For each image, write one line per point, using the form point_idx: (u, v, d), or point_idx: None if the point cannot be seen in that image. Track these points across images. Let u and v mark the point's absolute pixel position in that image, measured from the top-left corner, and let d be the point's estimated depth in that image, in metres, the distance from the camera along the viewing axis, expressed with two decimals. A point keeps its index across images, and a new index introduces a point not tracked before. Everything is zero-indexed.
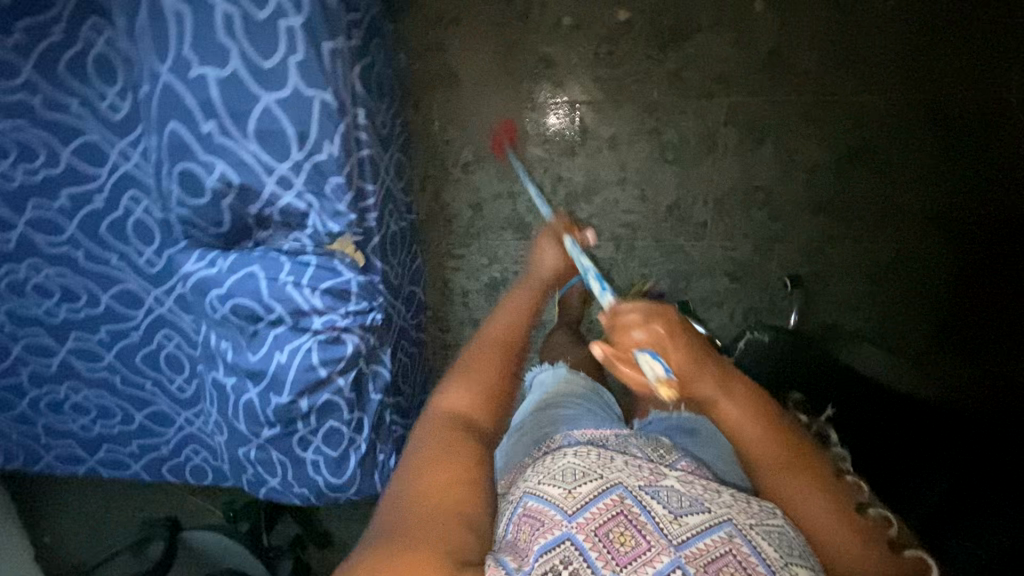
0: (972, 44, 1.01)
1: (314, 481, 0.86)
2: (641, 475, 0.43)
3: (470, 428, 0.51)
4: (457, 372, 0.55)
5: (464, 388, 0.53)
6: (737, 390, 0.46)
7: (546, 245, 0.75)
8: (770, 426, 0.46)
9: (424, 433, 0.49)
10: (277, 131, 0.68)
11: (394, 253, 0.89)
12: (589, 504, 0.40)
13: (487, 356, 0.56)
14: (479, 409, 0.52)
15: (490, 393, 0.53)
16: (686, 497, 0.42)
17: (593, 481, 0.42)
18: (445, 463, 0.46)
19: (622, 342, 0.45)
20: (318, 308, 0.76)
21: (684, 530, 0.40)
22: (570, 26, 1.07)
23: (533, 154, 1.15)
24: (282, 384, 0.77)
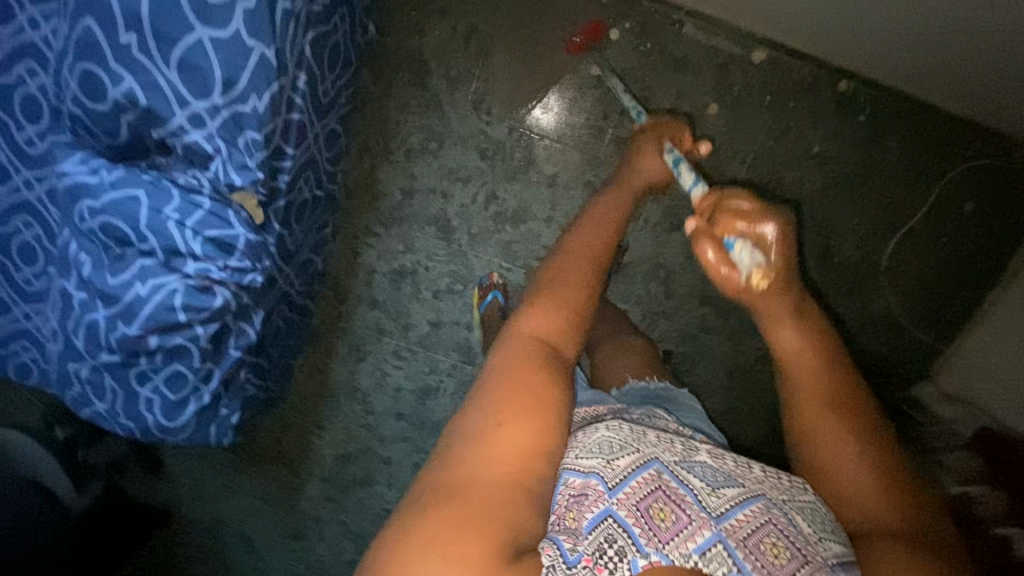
0: (866, 204, 1.13)
1: (142, 418, 0.83)
2: (671, 454, 0.64)
3: (547, 355, 0.66)
4: (543, 306, 0.70)
5: (546, 319, 0.69)
6: (799, 321, 0.72)
7: (646, 155, 0.90)
8: (820, 358, 0.71)
9: (515, 355, 0.65)
10: (202, 69, 0.65)
11: (299, 220, 0.88)
12: (625, 479, 0.60)
13: (567, 293, 0.72)
14: (558, 338, 0.69)
15: (567, 333, 0.70)
16: (713, 471, 0.63)
17: (628, 458, 0.62)
18: (523, 395, 0.60)
19: (707, 225, 0.69)
20: (195, 253, 0.74)
21: (718, 500, 0.61)
22: (545, 62, 1.12)
23: (476, 166, 1.18)
24: (133, 316, 0.74)
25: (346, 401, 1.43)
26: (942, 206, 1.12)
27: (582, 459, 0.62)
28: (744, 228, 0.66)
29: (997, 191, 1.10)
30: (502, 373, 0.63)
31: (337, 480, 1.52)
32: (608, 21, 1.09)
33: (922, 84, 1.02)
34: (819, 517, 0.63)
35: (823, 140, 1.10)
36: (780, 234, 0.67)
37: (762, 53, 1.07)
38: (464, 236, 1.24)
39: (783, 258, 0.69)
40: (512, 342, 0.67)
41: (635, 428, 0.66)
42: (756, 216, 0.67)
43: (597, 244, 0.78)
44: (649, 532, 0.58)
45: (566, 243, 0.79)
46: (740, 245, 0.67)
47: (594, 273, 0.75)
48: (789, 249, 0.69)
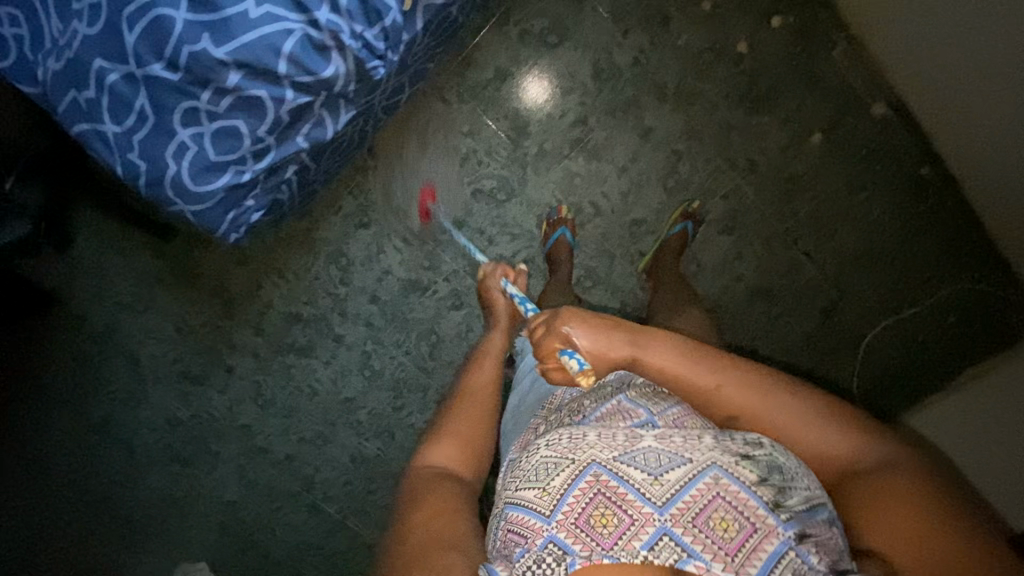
0: (885, 282, 1.21)
1: (160, 164, 0.67)
2: (608, 451, 0.58)
3: (450, 475, 0.72)
4: (436, 438, 0.78)
5: (442, 450, 0.76)
6: (570, 323, 0.65)
7: (495, 295, 1.04)
8: (689, 357, 0.63)
9: (414, 481, 0.72)
10: None
11: (432, 33, 0.75)
12: (560, 501, 0.56)
13: (466, 420, 0.81)
14: (457, 466, 0.75)
15: (467, 451, 0.77)
16: (656, 454, 0.58)
17: (563, 476, 0.58)
18: (429, 502, 0.66)
19: (546, 346, 0.66)
20: (336, 2, 0.60)
21: (663, 486, 0.56)
22: (700, 14, 1.08)
23: (584, 81, 1.11)
24: (228, 36, 0.59)
25: (325, 259, 1.29)
26: (943, 310, 1.21)
27: (522, 489, 0.59)
28: (561, 342, 0.65)
29: (984, 319, 1.20)
30: (417, 491, 0.69)
31: (272, 338, 1.37)
32: (773, 8, 1.08)
33: (982, 198, 1.11)
34: (777, 467, 0.57)
35: (884, 211, 1.17)
36: (577, 322, 0.65)
37: (880, 108, 1.11)
38: (534, 148, 1.16)
39: (598, 331, 0.65)
40: (416, 476, 0.73)
41: (573, 435, 0.61)
42: (555, 321, 0.66)
43: (492, 376, 0.89)
44: (588, 539, 0.55)
45: (462, 385, 0.88)
46: (574, 356, 0.65)
47: (490, 402, 0.85)
48: (577, 334, 0.65)
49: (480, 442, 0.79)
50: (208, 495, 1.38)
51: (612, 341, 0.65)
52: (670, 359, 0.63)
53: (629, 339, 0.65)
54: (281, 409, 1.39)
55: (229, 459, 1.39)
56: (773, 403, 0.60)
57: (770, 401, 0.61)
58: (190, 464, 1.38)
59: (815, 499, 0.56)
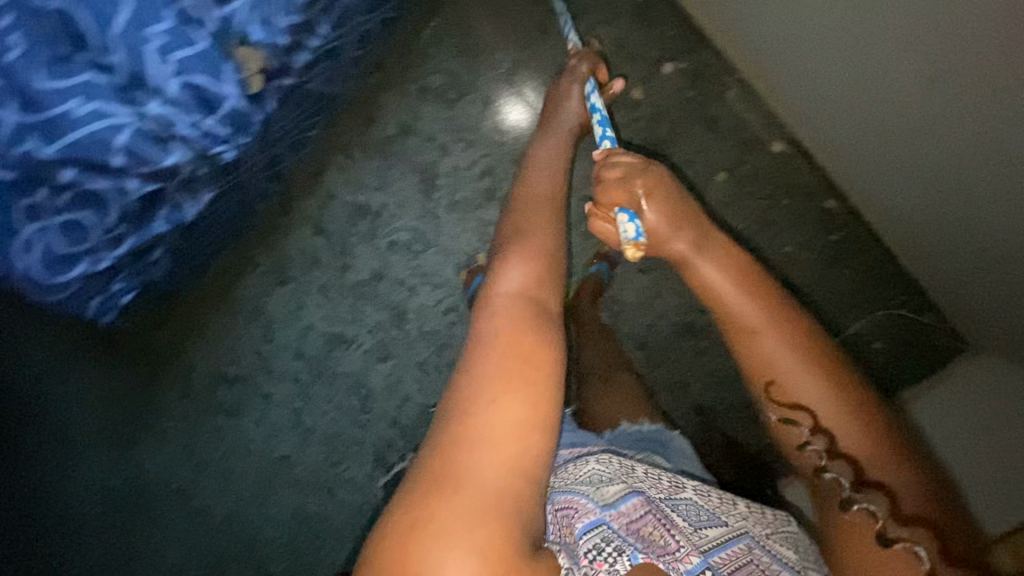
0: (806, 313, 1.21)
1: (6, 263, 0.64)
2: (657, 490, 0.69)
3: (538, 311, 0.67)
4: (518, 258, 0.72)
5: (519, 278, 0.70)
6: (627, 205, 0.70)
7: (572, 95, 0.94)
8: (764, 317, 0.64)
9: (496, 318, 0.65)
10: None
11: (294, 108, 0.75)
12: (616, 503, 0.65)
13: (536, 244, 0.74)
14: (535, 291, 0.70)
15: (546, 278, 0.71)
16: (697, 509, 0.69)
17: (618, 487, 0.67)
18: (505, 365, 0.60)
19: (606, 206, 0.73)
20: (165, 95, 0.60)
21: (704, 535, 0.66)
22: (593, 63, 1.10)
23: (486, 132, 1.12)
24: (56, 135, 0.58)
25: (247, 318, 1.27)
26: (859, 337, 1.23)
27: (573, 485, 0.68)
28: (626, 198, 0.71)
29: (902, 344, 1.23)
30: (489, 354, 0.61)
31: (201, 400, 1.33)
32: (662, 55, 1.10)
33: (888, 229, 1.12)
34: (800, 549, 0.72)
35: (795, 244, 1.18)
36: (661, 184, 0.70)
37: (778, 145, 1.13)
38: (445, 199, 1.16)
39: (669, 213, 0.69)
40: (497, 303, 0.67)
41: (623, 464, 0.72)
42: (618, 182, 0.71)
43: (551, 182, 0.83)
44: (644, 542, 0.62)
45: (524, 189, 0.83)
46: (626, 216, 0.71)
47: (556, 236, 0.77)
48: (676, 199, 0.70)
49: (550, 266, 0.73)
50: (147, 566, 1.33)
51: (678, 231, 0.68)
52: (723, 287, 0.66)
53: (686, 241, 0.68)
54: (215, 472, 1.35)
55: (165, 528, 1.34)
56: (794, 397, 0.62)
57: (800, 364, 0.62)
58: (124, 537, 1.33)
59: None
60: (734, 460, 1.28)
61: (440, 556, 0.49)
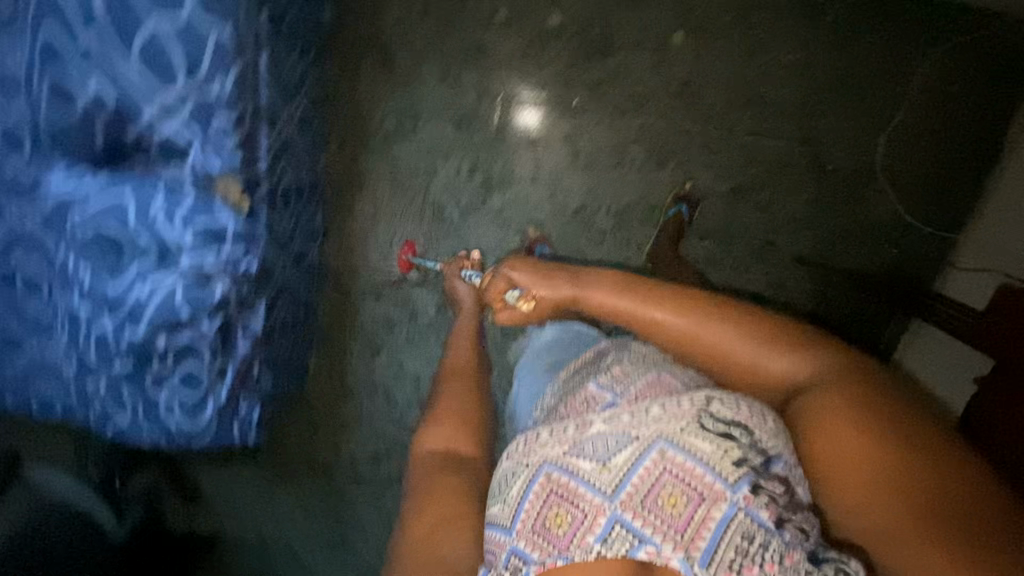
0: (852, 108, 1.12)
1: (164, 423, 0.84)
2: (558, 448, 0.60)
3: (451, 459, 0.73)
4: (434, 423, 0.79)
5: (441, 435, 0.77)
6: (523, 264, 0.86)
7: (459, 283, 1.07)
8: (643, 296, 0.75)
9: (420, 476, 0.72)
10: (162, 57, 0.66)
11: (285, 207, 0.89)
12: (517, 511, 0.58)
13: (451, 401, 0.83)
14: (458, 444, 0.76)
15: (467, 435, 0.77)
16: (723, 427, 0.57)
17: (627, 454, 0.57)
18: (438, 500, 0.66)
19: (496, 291, 0.87)
20: (187, 246, 0.74)
21: (610, 473, 0.56)
22: (503, 21, 1.11)
23: (452, 137, 1.18)
24: (138, 318, 0.76)
25: (367, 398, 1.41)
26: (926, 95, 1.11)
27: (572, 459, 0.58)
28: (506, 279, 0.86)
29: (980, 57, 1.09)
30: (417, 493, 0.69)
31: (372, 484, 1.47)
32: None
33: None
34: (723, 427, 0.57)
35: (794, 50, 1.09)
36: (519, 269, 0.85)
37: None
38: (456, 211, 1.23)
39: (538, 279, 0.83)
40: (418, 466, 0.74)
41: (526, 440, 0.63)
42: (499, 274, 0.87)
43: (468, 353, 0.93)
44: (545, 543, 0.56)
45: (447, 364, 0.92)
46: (516, 291, 0.85)
47: (468, 379, 0.87)
48: (542, 266, 0.85)
49: (472, 415, 0.80)
50: None
51: (553, 281, 0.82)
52: (612, 301, 0.77)
53: (609, 286, 0.78)
54: None
55: None
56: (732, 333, 0.68)
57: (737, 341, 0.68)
58: None
59: (765, 455, 0.56)
60: (859, 282, 1.21)
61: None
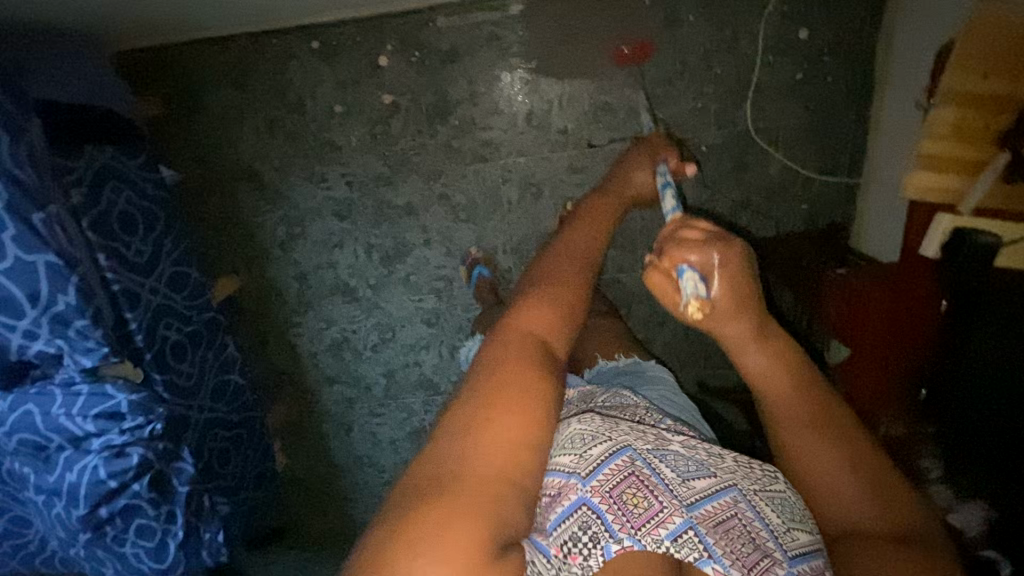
0: (706, 86, 1.08)
1: (140, 568, 0.94)
2: (637, 440, 0.59)
3: (540, 347, 0.56)
4: (535, 296, 0.60)
5: (538, 312, 0.59)
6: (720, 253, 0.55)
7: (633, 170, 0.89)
8: (787, 378, 0.58)
9: (501, 343, 0.56)
10: (7, 297, 0.74)
11: (184, 357, 1.00)
12: (597, 467, 0.56)
13: (562, 274, 0.64)
14: (554, 333, 0.58)
15: (559, 322, 0.59)
16: (685, 459, 0.58)
17: (599, 447, 0.58)
18: (517, 383, 0.52)
19: (669, 258, 0.56)
20: (93, 431, 0.84)
21: (689, 490, 0.56)
22: (342, 113, 1.13)
23: (339, 227, 1.22)
24: (79, 500, 0.85)
25: (357, 471, 1.44)
26: (778, 48, 1.04)
27: (558, 458, 0.58)
28: (695, 257, 0.55)
29: None
30: (491, 368, 0.53)
31: None
32: (373, 50, 1.09)
33: None
34: (789, 506, 0.57)
35: (624, 50, 1.06)
36: (727, 261, 0.55)
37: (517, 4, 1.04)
38: (368, 289, 1.26)
39: (735, 295, 0.56)
40: (502, 336, 0.57)
41: (606, 419, 0.62)
42: (703, 244, 0.56)
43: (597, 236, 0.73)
44: (624, 517, 0.53)
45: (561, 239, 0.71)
46: (692, 274, 0.55)
47: (573, 283, 0.63)
48: (747, 279, 0.57)
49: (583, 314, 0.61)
50: None
51: (731, 310, 0.56)
52: (760, 368, 0.58)
53: (744, 329, 0.57)
54: None
55: None
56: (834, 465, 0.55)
57: (835, 443, 0.55)
58: None
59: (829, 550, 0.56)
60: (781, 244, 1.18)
61: (433, 552, 0.42)
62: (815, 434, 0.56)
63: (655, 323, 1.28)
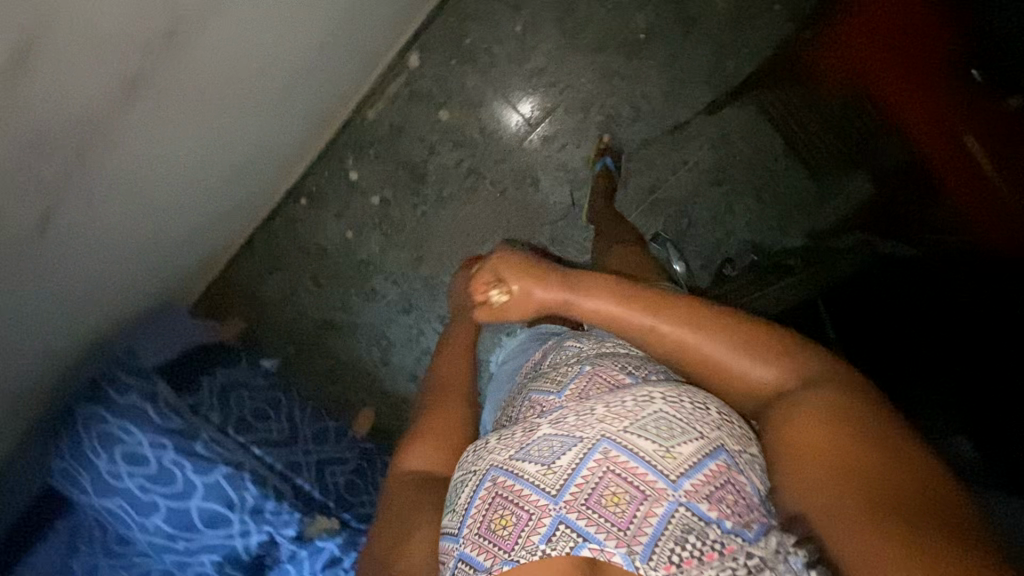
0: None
1: None
2: (504, 452, 0.56)
3: (427, 483, 0.65)
4: (418, 438, 0.70)
5: (426, 450, 0.69)
6: (506, 256, 0.71)
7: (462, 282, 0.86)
8: (625, 303, 0.64)
9: (395, 497, 0.66)
10: (214, 513, 0.93)
11: (361, 490, 1.13)
12: (567, 482, 0.53)
13: (448, 401, 0.74)
14: (439, 464, 0.67)
15: (446, 455, 0.68)
16: (667, 424, 0.54)
17: (570, 455, 0.54)
18: (410, 528, 0.61)
19: (477, 285, 0.71)
20: None
21: (557, 474, 0.53)
22: (353, 234, 1.28)
23: (408, 318, 1.32)
24: None
25: None
26: None
27: (445, 520, 0.57)
28: (489, 274, 0.71)
29: None
30: (389, 515, 0.65)
31: None
32: (343, 173, 1.24)
33: None
34: (665, 425, 0.54)
35: (515, 21, 1.14)
36: (510, 262, 0.70)
37: (413, 58, 1.17)
38: None
39: (525, 278, 0.69)
40: (397, 486, 0.67)
41: (480, 443, 0.60)
42: (488, 264, 0.71)
43: (463, 370, 0.78)
44: (493, 546, 0.53)
45: (433, 379, 0.79)
46: (491, 282, 0.71)
47: (461, 403, 0.74)
48: (527, 263, 0.70)
49: (461, 442, 0.70)
50: None
51: (545, 282, 0.68)
52: (608, 309, 0.65)
53: (553, 288, 0.68)
54: None
55: None
56: (717, 347, 0.59)
57: (706, 330, 0.60)
58: None
59: (707, 446, 0.53)
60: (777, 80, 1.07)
61: None
62: (710, 329, 0.60)
63: (723, 212, 1.18)
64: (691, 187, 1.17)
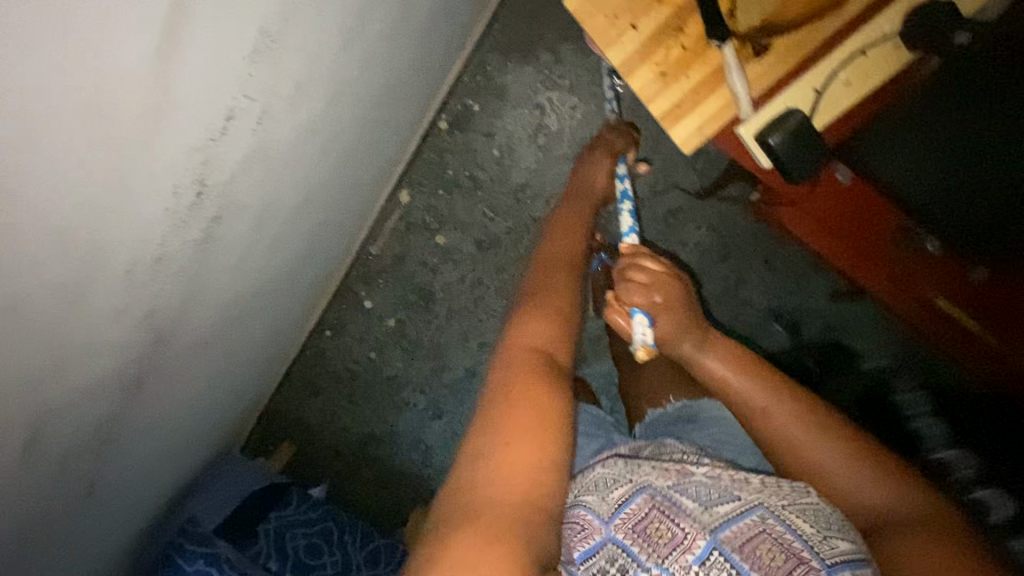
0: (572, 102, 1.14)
1: None
2: (661, 478, 0.61)
3: (546, 357, 0.63)
4: (531, 315, 0.67)
5: (542, 327, 0.66)
6: (668, 282, 0.69)
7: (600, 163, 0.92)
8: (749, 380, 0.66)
9: (514, 359, 0.62)
10: None
11: None
12: (727, 520, 0.56)
13: (556, 281, 0.72)
14: (555, 345, 0.65)
15: (564, 334, 0.66)
16: (822, 512, 0.58)
17: (730, 504, 0.58)
18: (534, 400, 0.57)
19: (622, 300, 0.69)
20: None
21: (712, 515, 0.57)
22: (376, 355, 1.34)
23: (440, 424, 1.33)
24: None
25: None
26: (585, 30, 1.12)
27: (585, 497, 0.62)
28: (644, 300, 0.67)
29: None
30: (509, 378, 0.59)
31: None
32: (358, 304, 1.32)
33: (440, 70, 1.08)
34: (823, 516, 0.58)
35: (490, 146, 1.18)
36: (668, 305, 0.68)
37: (402, 195, 1.24)
38: None
39: (677, 328, 0.68)
40: (515, 352, 0.63)
41: (629, 462, 0.65)
42: (654, 282, 0.68)
43: (577, 254, 0.79)
44: (648, 547, 0.56)
45: (541, 252, 0.79)
46: (643, 318, 0.68)
47: (572, 291, 0.72)
48: (687, 311, 0.69)
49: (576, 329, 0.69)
50: None
51: (683, 339, 0.68)
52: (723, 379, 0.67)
53: (691, 347, 0.68)
54: None
55: None
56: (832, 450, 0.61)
57: (821, 431, 0.62)
58: None
59: (860, 551, 0.56)
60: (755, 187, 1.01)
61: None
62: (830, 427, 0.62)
63: (737, 287, 1.13)
64: (699, 267, 1.14)
